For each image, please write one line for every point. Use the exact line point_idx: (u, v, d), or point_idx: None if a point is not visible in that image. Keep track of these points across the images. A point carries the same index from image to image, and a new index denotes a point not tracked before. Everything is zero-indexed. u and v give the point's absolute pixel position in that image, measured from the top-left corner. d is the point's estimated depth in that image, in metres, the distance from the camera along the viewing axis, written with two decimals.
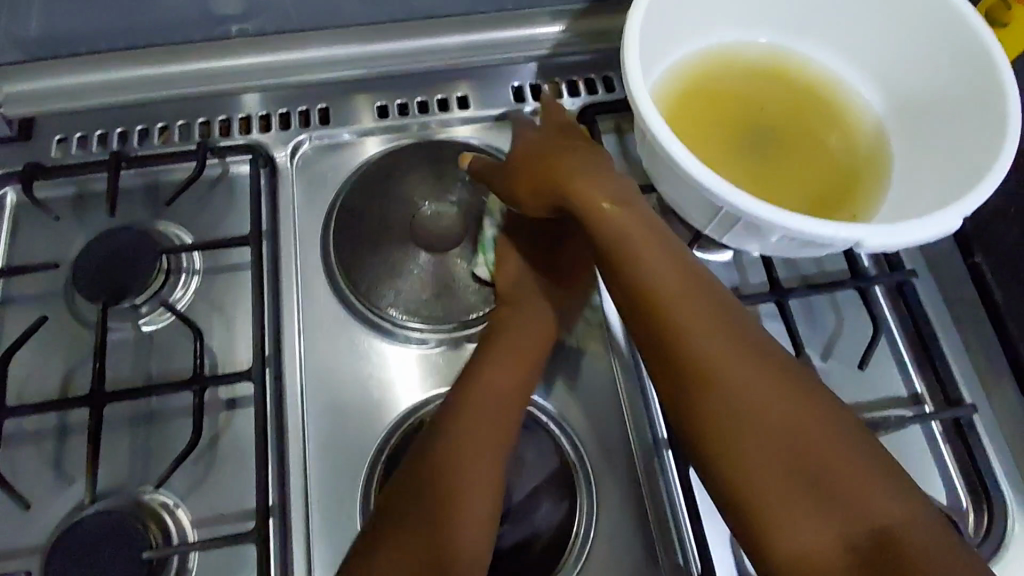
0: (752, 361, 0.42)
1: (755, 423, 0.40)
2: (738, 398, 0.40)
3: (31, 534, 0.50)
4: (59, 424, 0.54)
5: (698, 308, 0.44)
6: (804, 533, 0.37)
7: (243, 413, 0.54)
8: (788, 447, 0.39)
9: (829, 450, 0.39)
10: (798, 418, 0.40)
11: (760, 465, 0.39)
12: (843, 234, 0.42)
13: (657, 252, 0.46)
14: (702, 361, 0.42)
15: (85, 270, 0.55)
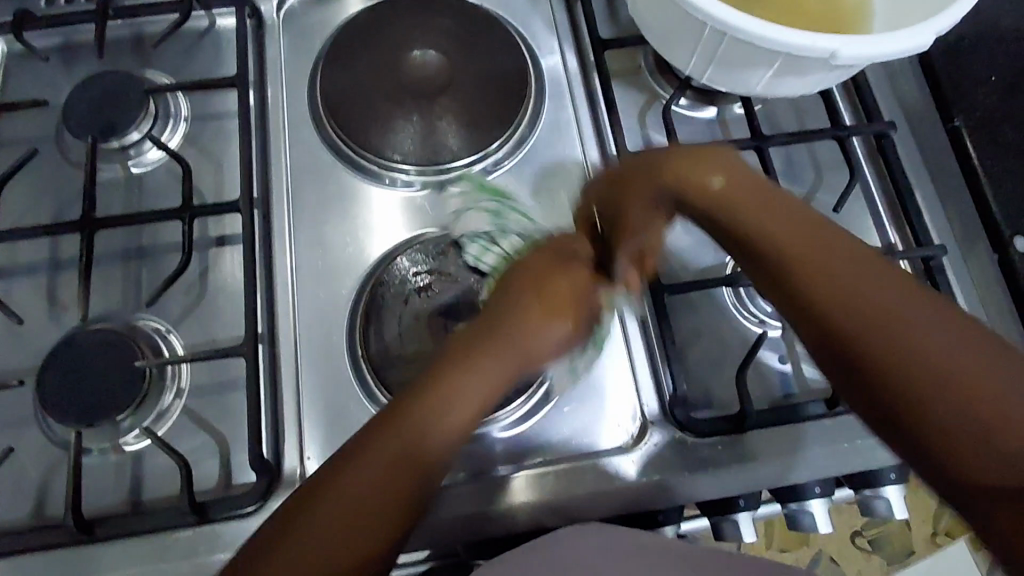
0: (823, 232, 0.37)
1: (853, 307, 0.35)
2: (837, 292, 0.35)
3: (27, 353, 0.52)
4: (52, 257, 0.55)
5: (764, 199, 0.39)
6: (928, 409, 0.33)
7: (231, 250, 0.55)
8: (878, 326, 0.34)
9: (939, 335, 0.33)
10: (881, 284, 0.35)
11: (860, 344, 0.35)
12: (818, 43, 0.44)
13: (775, 211, 0.39)
14: (778, 250, 0.38)
15: (74, 109, 0.56)
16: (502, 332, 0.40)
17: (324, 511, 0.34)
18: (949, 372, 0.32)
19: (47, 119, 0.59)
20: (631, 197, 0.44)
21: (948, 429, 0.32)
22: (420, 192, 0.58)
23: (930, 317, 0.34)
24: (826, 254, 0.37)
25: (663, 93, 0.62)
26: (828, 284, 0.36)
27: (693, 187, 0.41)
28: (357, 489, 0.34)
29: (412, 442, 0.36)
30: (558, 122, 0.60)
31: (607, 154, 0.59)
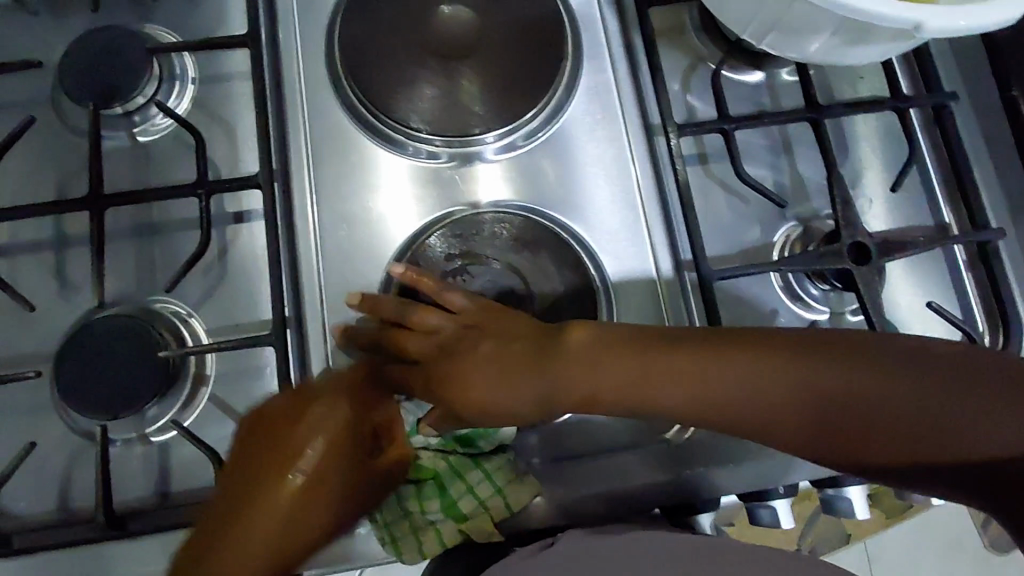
0: (724, 344, 0.39)
1: (791, 413, 0.37)
2: (784, 417, 0.37)
3: (40, 339, 0.49)
4: (57, 233, 0.51)
5: (647, 353, 0.40)
6: (908, 451, 0.35)
7: (250, 227, 0.52)
8: (810, 402, 0.36)
9: (831, 376, 0.36)
10: (790, 373, 0.37)
11: (826, 446, 0.37)
12: (905, 14, 0.40)
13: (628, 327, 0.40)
14: (693, 391, 0.39)
15: (70, 69, 0.51)
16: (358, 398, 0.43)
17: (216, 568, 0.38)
18: (910, 408, 0.34)
19: (41, 80, 0.53)
20: (588, 377, 0.41)
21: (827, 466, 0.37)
22: (444, 164, 0.54)
23: (843, 362, 0.36)
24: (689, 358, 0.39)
25: (711, 55, 0.57)
26: (770, 423, 0.38)
27: (593, 380, 0.41)
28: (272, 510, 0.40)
29: (292, 457, 0.41)
30: (596, 88, 0.56)
31: (648, 124, 0.55)
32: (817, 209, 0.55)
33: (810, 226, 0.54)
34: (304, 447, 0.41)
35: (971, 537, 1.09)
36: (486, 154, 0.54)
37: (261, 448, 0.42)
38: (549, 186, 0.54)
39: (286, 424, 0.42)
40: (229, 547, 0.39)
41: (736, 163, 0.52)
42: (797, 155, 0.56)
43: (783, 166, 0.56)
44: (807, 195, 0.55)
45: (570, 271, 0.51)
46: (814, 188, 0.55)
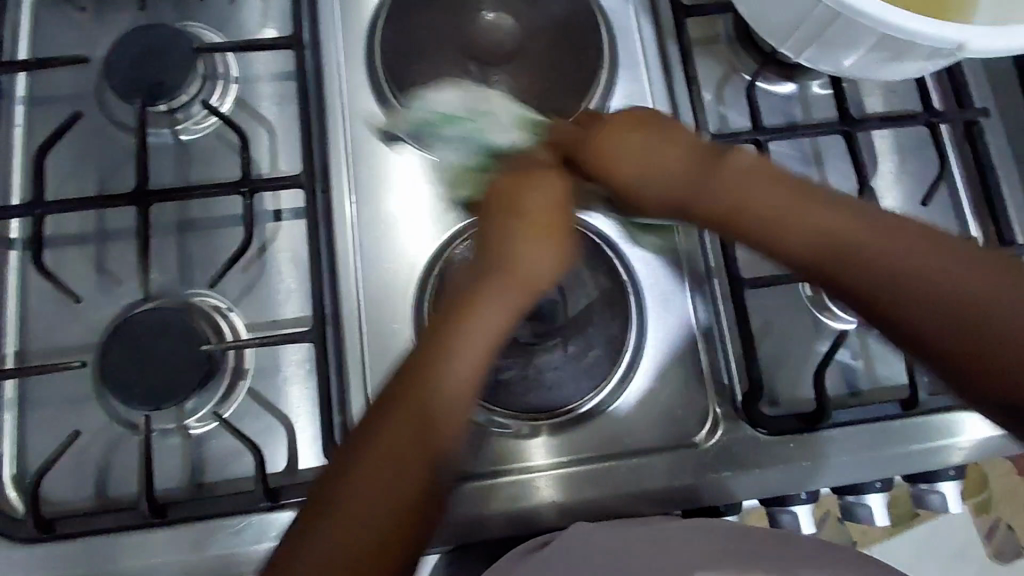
0: (777, 184, 0.41)
1: (787, 227, 0.40)
2: (775, 227, 0.40)
3: (83, 330, 0.50)
4: (100, 226, 0.52)
5: (671, 159, 0.43)
6: (878, 288, 0.38)
7: (290, 225, 0.53)
8: (847, 257, 0.38)
9: (826, 213, 0.39)
10: (798, 203, 0.40)
11: (799, 247, 0.39)
12: (946, 33, 0.41)
13: (741, 166, 0.42)
14: (742, 200, 0.41)
15: (118, 66, 0.52)
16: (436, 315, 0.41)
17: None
18: (897, 255, 0.38)
19: (86, 74, 0.54)
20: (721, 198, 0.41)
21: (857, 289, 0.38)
22: None
23: (852, 210, 0.39)
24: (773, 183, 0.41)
25: (744, 66, 0.58)
26: (762, 241, 0.41)
27: (616, 175, 0.43)
28: (373, 489, 0.34)
29: (442, 390, 0.35)
30: (630, 96, 0.57)
31: None
32: None
33: None
34: (453, 370, 0.36)
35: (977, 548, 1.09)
36: None
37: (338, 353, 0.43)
38: None
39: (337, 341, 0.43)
40: (367, 483, 0.34)
41: None
42: (827, 167, 0.57)
43: (813, 177, 0.57)
44: None
45: (599, 279, 0.51)
46: None
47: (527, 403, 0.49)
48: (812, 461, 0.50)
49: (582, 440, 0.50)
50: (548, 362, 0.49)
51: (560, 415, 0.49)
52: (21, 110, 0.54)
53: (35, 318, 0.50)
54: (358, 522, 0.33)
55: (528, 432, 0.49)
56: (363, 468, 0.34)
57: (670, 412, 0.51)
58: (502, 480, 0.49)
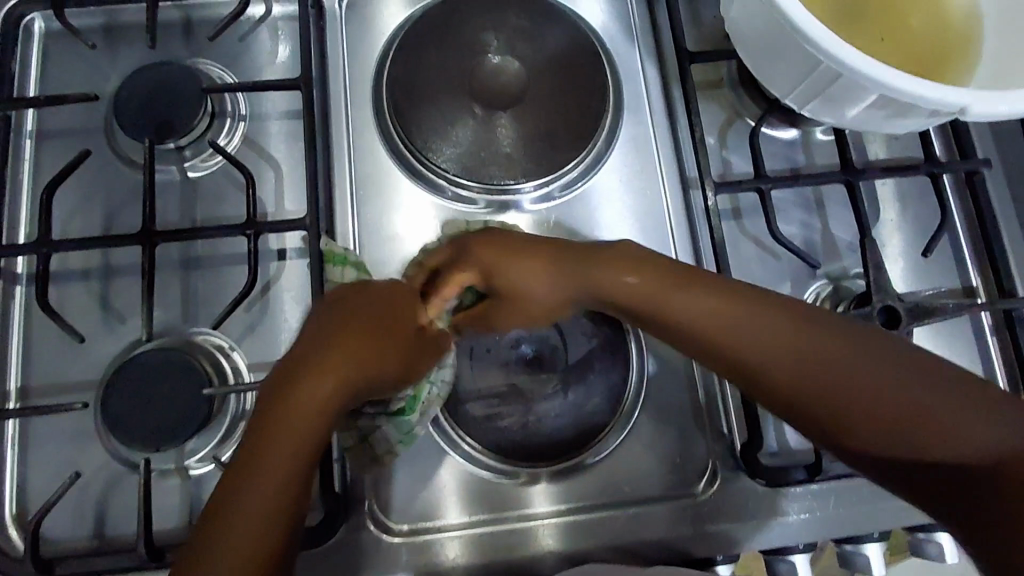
0: (768, 313, 0.41)
1: (813, 380, 0.40)
2: (796, 377, 0.41)
3: (85, 367, 0.50)
4: (105, 263, 0.52)
5: (716, 298, 0.42)
6: (871, 447, 0.40)
7: (294, 265, 0.53)
8: (851, 386, 0.39)
9: (877, 375, 0.39)
10: (845, 351, 0.40)
11: (840, 399, 0.40)
12: (949, 97, 0.41)
13: (694, 297, 0.42)
14: (727, 338, 0.41)
15: (127, 105, 0.52)
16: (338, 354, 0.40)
17: (253, 509, 0.36)
18: (915, 394, 0.38)
19: (94, 111, 0.55)
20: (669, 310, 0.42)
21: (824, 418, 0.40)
22: (483, 210, 0.55)
23: (806, 338, 0.40)
24: (759, 304, 0.41)
25: (749, 112, 0.58)
26: (790, 386, 0.41)
27: (662, 303, 0.42)
28: (289, 452, 0.37)
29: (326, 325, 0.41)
30: (634, 140, 0.57)
31: (685, 177, 0.56)
32: (847, 268, 0.56)
33: (841, 285, 0.55)
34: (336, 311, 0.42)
35: None
36: (524, 202, 0.55)
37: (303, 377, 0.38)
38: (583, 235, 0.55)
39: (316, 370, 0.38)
40: (296, 420, 0.37)
41: (771, 222, 0.53)
42: (830, 215, 0.57)
43: (815, 224, 0.57)
44: (837, 253, 0.56)
45: (605, 326, 0.51)
46: (846, 246, 0.56)
47: (527, 449, 0.49)
48: (810, 512, 0.50)
49: (580, 487, 0.50)
50: (549, 409, 0.49)
51: (561, 462, 0.49)
52: (29, 145, 0.54)
53: (38, 355, 0.50)
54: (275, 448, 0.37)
55: (528, 479, 0.50)
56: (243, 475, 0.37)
57: (670, 460, 0.51)
58: (502, 527, 0.49)
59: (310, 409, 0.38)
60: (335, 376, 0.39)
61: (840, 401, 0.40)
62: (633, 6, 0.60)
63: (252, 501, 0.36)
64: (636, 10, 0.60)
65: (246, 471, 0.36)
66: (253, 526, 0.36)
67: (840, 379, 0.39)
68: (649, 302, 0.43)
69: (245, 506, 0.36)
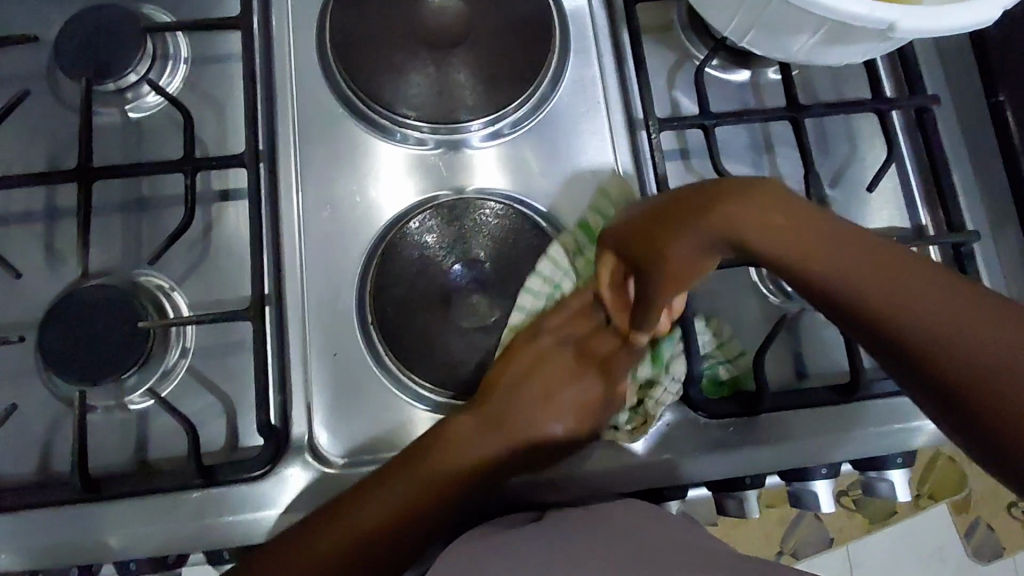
0: (906, 273, 0.32)
1: (958, 349, 0.30)
2: (879, 283, 0.31)
3: (27, 306, 0.50)
4: (47, 204, 0.52)
5: (848, 245, 0.32)
6: (900, 346, 0.31)
7: (237, 206, 0.53)
8: (1002, 376, 0.29)
9: (915, 300, 0.31)
10: (901, 276, 0.32)
11: (863, 305, 0.32)
12: (877, 13, 0.40)
13: (916, 280, 0.31)
14: (886, 307, 0.31)
15: (67, 45, 0.52)
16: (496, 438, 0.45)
17: (385, 507, 0.42)
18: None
19: (38, 55, 0.55)
20: (789, 241, 0.32)
21: (953, 382, 0.30)
22: (430, 150, 0.55)
23: (894, 277, 0.32)
24: (917, 285, 0.31)
25: (698, 53, 0.58)
26: (814, 269, 0.32)
27: (763, 238, 0.32)
28: (375, 504, 0.42)
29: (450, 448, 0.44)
30: (581, 82, 0.57)
31: (631, 118, 0.56)
32: None
33: None
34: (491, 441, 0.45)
35: (956, 546, 1.08)
36: (470, 142, 0.55)
37: (511, 393, 0.45)
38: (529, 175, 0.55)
39: (484, 418, 0.45)
40: (379, 505, 0.42)
41: (714, 158, 0.52)
42: (779, 155, 0.57)
43: (765, 165, 0.57)
44: None
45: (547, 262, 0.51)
46: (795, 185, 0.56)
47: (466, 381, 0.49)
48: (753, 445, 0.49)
49: None
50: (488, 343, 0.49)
51: None
52: None
53: None
54: (363, 503, 0.42)
55: None
56: (363, 495, 0.42)
57: None
58: None
59: (530, 393, 0.46)
60: (413, 465, 0.43)
61: (1023, 375, 0.29)
62: None
63: (379, 512, 0.41)
64: None
65: (380, 497, 0.42)
66: (333, 547, 0.40)
67: (992, 356, 0.29)
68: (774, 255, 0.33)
69: (374, 516, 0.41)
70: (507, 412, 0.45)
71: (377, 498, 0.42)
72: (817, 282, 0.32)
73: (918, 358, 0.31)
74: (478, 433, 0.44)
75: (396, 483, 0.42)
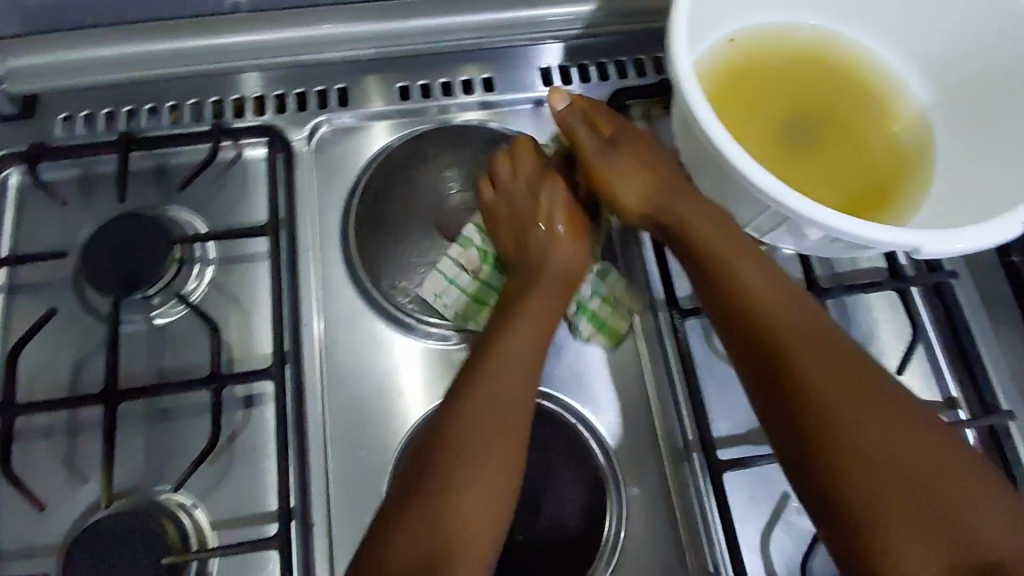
0: (851, 373, 0.42)
1: (873, 460, 0.39)
2: (834, 399, 0.41)
3: (45, 534, 0.49)
4: (69, 418, 0.51)
5: (816, 340, 0.43)
6: (865, 493, 0.39)
7: (262, 410, 0.52)
8: (904, 488, 0.38)
9: (929, 479, 0.38)
10: (941, 470, 0.39)
11: (854, 437, 0.40)
12: (901, 239, 0.41)
13: (839, 373, 0.42)
14: (822, 402, 0.41)
15: (99, 259, 0.53)
16: (465, 460, 0.44)
17: (439, 507, 0.42)
18: (919, 498, 0.38)
19: (63, 263, 0.55)
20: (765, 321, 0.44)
21: (849, 484, 0.39)
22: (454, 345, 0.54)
23: (934, 466, 0.39)
24: (843, 379, 0.42)
25: None
26: (835, 422, 0.40)
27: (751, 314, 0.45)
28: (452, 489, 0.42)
29: (453, 455, 0.44)
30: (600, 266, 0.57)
31: (654, 299, 0.55)
32: None
33: None
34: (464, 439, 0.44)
35: None
36: None
37: (477, 378, 0.47)
38: (552, 364, 0.54)
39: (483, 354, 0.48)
40: (461, 465, 0.43)
41: None
42: None
43: None
44: None
45: (577, 466, 0.50)
46: None
47: None
48: None
49: None
50: (523, 557, 0.47)
51: None
52: None
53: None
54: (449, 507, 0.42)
55: None
56: (427, 477, 0.43)
57: None
58: None
59: (476, 438, 0.44)
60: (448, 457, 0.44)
61: (905, 484, 0.38)
62: None
63: (405, 555, 0.40)
64: None
65: (440, 502, 0.42)
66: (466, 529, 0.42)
67: (896, 469, 0.39)
68: (754, 290, 0.46)
69: (468, 512, 0.42)
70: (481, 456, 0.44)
71: (456, 474, 0.43)
72: (775, 351, 0.43)
73: (833, 462, 0.40)
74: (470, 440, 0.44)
75: (433, 468, 0.43)
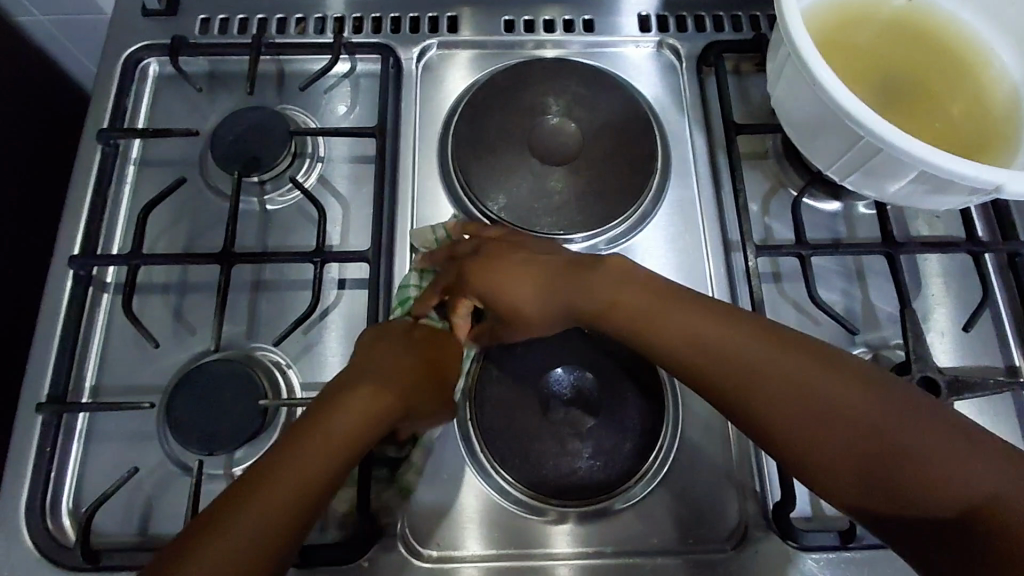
0: (769, 398, 0.42)
1: (852, 488, 0.40)
2: (794, 442, 0.41)
3: (153, 372, 0.54)
4: (183, 278, 0.57)
5: (697, 359, 0.44)
6: (850, 495, 0.40)
7: (352, 294, 0.57)
8: (887, 496, 0.39)
9: (899, 469, 0.38)
10: (884, 437, 0.39)
11: (822, 458, 0.40)
12: (985, 176, 0.44)
13: (792, 411, 0.41)
14: (794, 447, 0.41)
15: (225, 140, 0.58)
16: (301, 450, 0.41)
17: (243, 523, 0.38)
18: (912, 495, 0.38)
19: (191, 144, 0.61)
20: (688, 350, 0.44)
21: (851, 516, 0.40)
22: None
23: (888, 457, 0.39)
24: (792, 419, 0.41)
25: (790, 182, 0.61)
26: (803, 461, 0.41)
27: (665, 335, 0.45)
28: (268, 494, 0.39)
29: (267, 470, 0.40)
30: (678, 202, 0.60)
31: (727, 240, 0.58)
32: (886, 338, 0.56)
33: (880, 354, 0.55)
34: (283, 455, 0.41)
35: None
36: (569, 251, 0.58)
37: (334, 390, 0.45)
38: None
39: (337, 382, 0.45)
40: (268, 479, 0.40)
41: (810, 285, 0.54)
42: (870, 285, 0.58)
43: (855, 296, 0.58)
44: (877, 323, 0.57)
45: (639, 376, 0.52)
46: (886, 316, 0.57)
47: (557, 487, 0.50)
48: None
49: (607, 531, 0.51)
50: (582, 448, 0.50)
51: (585, 506, 0.50)
52: (131, 170, 0.60)
53: (114, 359, 0.55)
54: (270, 503, 0.39)
55: (553, 517, 0.50)
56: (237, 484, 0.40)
57: (699, 513, 0.51)
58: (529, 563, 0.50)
59: (313, 449, 0.41)
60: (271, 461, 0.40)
61: (887, 476, 0.39)
62: (683, 77, 0.64)
63: (246, 541, 0.38)
64: (688, 82, 0.64)
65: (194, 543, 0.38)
66: (256, 530, 0.38)
67: (877, 491, 0.39)
68: (663, 323, 0.45)
69: (241, 525, 0.38)
70: (312, 450, 0.41)
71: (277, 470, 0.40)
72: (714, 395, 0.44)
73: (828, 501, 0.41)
74: (308, 441, 0.41)
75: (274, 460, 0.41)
